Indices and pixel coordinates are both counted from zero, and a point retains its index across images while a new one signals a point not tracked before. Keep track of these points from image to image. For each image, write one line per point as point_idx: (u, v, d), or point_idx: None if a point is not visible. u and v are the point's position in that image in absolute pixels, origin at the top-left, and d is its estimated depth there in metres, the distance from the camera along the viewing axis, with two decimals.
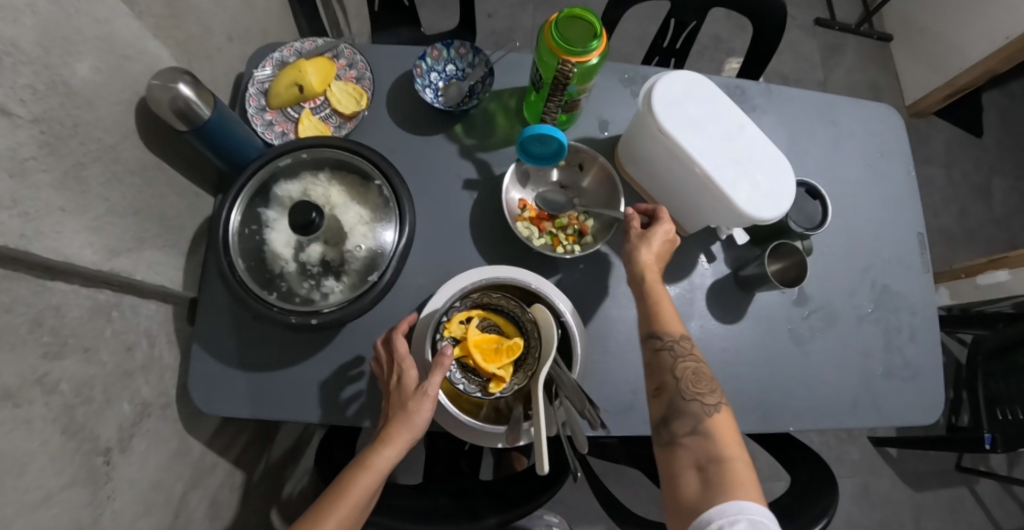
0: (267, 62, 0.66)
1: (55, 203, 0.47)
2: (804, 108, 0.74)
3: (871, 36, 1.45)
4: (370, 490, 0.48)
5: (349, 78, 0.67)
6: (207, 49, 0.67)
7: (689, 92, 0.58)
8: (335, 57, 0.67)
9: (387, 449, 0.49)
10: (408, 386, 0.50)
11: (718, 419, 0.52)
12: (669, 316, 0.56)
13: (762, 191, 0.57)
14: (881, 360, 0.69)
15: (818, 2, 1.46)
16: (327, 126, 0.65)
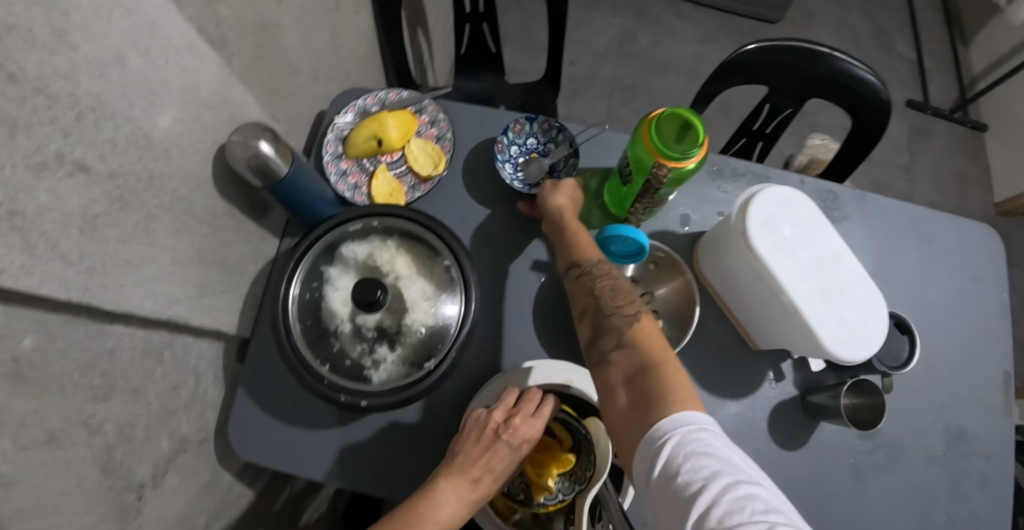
0: (348, 109, 0.64)
1: (122, 256, 0.46)
2: (899, 221, 0.68)
3: (964, 123, 1.34)
4: None
5: (429, 135, 0.64)
6: (291, 92, 0.66)
7: (785, 208, 0.53)
8: (417, 112, 0.65)
9: (466, 509, 0.44)
10: (519, 446, 0.45)
11: (646, 338, 0.46)
12: (588, 242, 0.55)
13: (854, 330, 0.52)
14: (946, 507, 0.63)
15: (907, 84, 1.39)
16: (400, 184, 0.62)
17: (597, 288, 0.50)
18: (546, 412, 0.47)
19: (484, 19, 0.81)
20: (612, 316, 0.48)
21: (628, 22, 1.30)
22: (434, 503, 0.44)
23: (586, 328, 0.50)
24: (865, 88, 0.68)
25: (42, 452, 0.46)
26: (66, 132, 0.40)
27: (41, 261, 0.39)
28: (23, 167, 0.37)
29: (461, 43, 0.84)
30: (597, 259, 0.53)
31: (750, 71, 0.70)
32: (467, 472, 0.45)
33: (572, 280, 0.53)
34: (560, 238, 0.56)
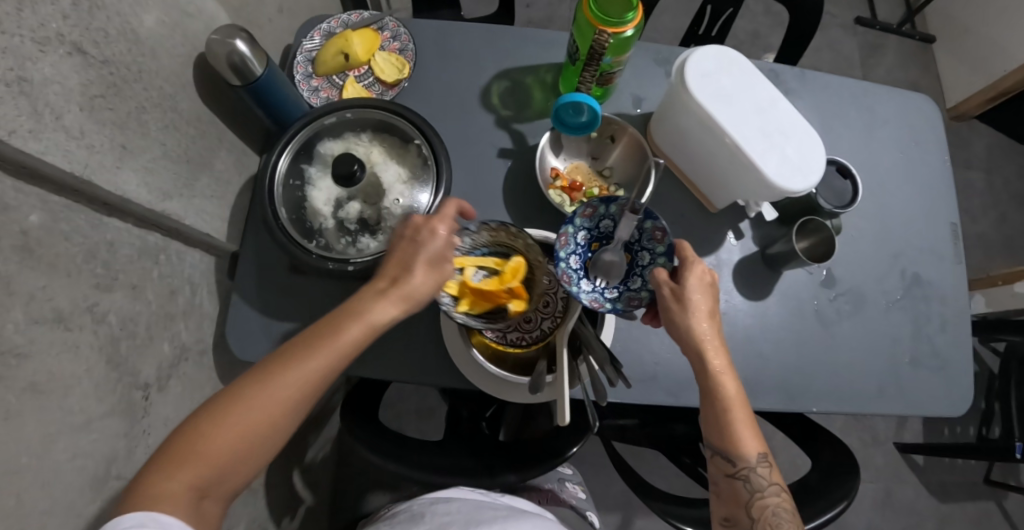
0: (314, 32, 0.69)
1: (118, 142, 0.50)
2: (838, 94, 0.74)
3: (913, 36, 1.42)
4: (360, 337, 0.47)
5: (392, 50, 0.70)
6: (261, 17, 0.70)
7: (722, 66, 0.59)
8: (380, 29, 0.70)
9: (392, 304, 0.48)
10: (433, 244, 0.50)
11: (788, 520, 0.51)
12: (748, 432, 0.52)
13: (794, 165, 0.57)
14: (909, 348, 0.68)
15: (856, 5, 1.44)
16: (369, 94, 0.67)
17: (754, 504, 0.51)
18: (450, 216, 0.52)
19: None
20: (717, 466, 0.54)
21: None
22: (360, 302, 0.48)
23: (726, 504, 0.53)
24: None
25: (51, 330, 0.48)
26: (64, 15, 0.44)
27: (47, 129, 0.43)
28: (29, 40, 0.41)
29: None
30: (757, 453, 0.52)
31: None
32: (390, 275, 0.49)
33: (704, 402, 0.53)
34: (714, 410, 0.52)
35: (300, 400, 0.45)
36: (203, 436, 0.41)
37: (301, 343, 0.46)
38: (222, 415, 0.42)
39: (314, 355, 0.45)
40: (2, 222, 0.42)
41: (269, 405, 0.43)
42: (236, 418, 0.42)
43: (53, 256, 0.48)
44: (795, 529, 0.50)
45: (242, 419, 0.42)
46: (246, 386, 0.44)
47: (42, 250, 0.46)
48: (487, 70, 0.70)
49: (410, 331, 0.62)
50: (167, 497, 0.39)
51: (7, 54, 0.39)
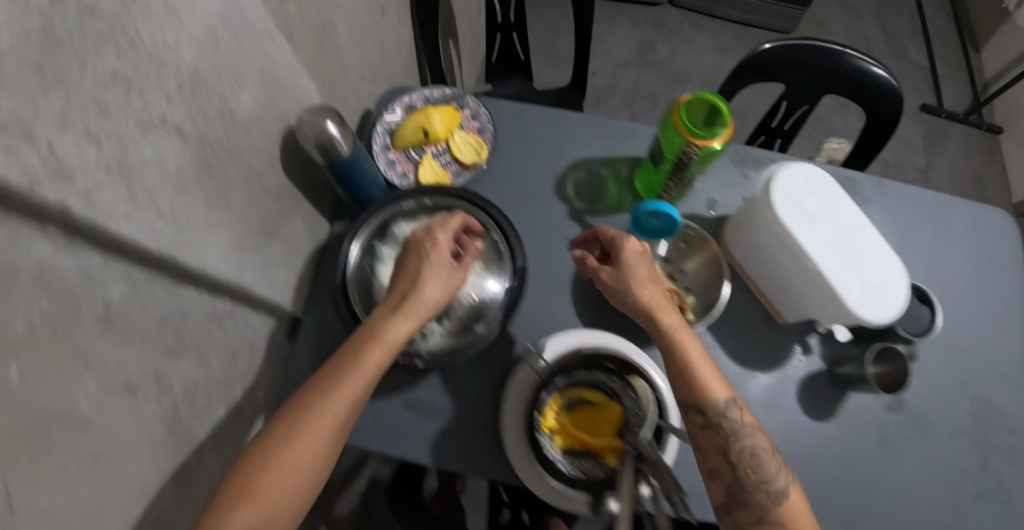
0: (396, 105, 0.71)
1: (204, 219, 0.51)
2: (915, 207, 0.72)
3: (979, 126, 1.37)
4: (383, 361, 0.48)
5: (472, 128, 0.71)
6: (344, 86, 0.72)
7: (809, 185, 0.58)
8: (461, 107, 0.72)
9: (409, 319, 0.50)
10: (441, 264, 0.53)
11: (768, 459, 0.50)
12: (721, 382, 0.52)
13: (875, 295, 0.56)
14: (976, 479, 0.64)
15: (921, 89, 1.41)
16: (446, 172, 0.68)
17: (733, 450, 0.50)
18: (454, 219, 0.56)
19: (515, 28, 0.90)
20: (721, 431, 0.50)
21: (648, 36, 1.36)
22: (379, 326, 0.49)
23: (708, 456, 0.51)
24: (878, 84, 0.76)
25: (119, 402, 0.48)
26: (168, 98, 0.45)
27: (142, 211, 0.43)
28: (132, 124, 0.42)
29: (494, 49, 0.94)
30: (727, 398, 0.52)
31: (770, 69, 0.77)
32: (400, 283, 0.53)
33: (670, 362, 0.53)
34: (690, 388, 0.52)
35: (345, 429, 0.46)
36: (260, 475, 0.42)
37: (336, 364, 0.48)
38: (269, 455, 0.43)
39: (343, 389, 0.46)
40: (83, 302, 0.42)
41: (309, 432, 0.44)
42: (281, 468, 0.43)
43: (130, 329, 0.48)
44: (781, 473, 0.49)
45: (284, 481, 0.43)
46: (288, 416, 0.45)
47: (120, 324, 0.46)
48: (562, 157, 0.70)
49: (466, 423, 0.59)
50: None
51: (112, 139, 0.40)
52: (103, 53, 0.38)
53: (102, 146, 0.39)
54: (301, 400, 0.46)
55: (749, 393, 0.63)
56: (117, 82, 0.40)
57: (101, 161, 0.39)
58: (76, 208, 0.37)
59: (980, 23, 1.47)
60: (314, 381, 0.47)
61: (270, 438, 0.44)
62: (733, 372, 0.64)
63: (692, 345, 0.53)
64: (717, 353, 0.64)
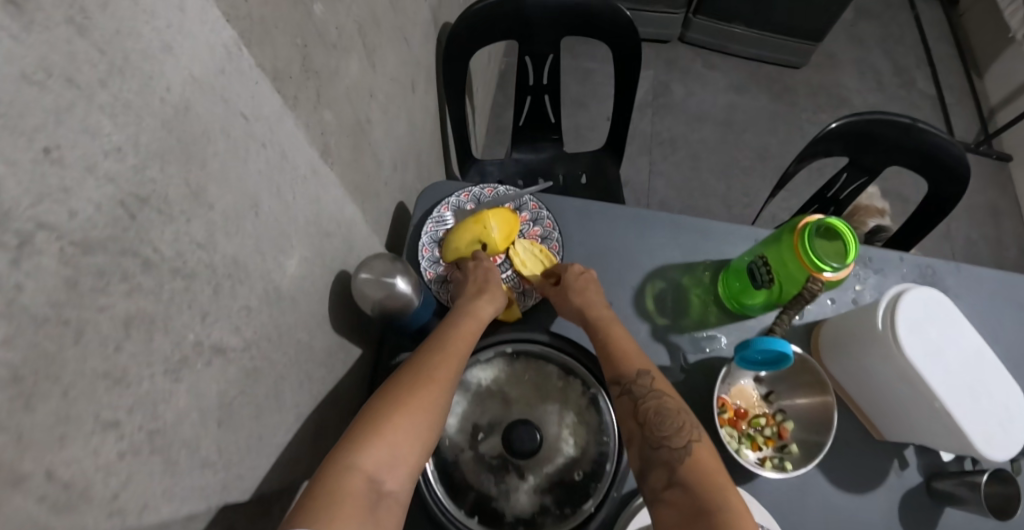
0: (444, 209, 0.63)
1: (254, 434, 0.39)
2: (993, 293, 0.68)
3: (990, 155, 1.41)
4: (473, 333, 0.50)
5: (531, 233, 0.64)
6: (385, 192, 0.61)
7: (932, 315, 0.52)
8: (518, 208, 0.64)
9: (485, 296, 0.53)
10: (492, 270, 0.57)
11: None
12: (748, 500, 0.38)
13: (1004, 434, 0.51)
14: None
15: (931, 120, 1.44)
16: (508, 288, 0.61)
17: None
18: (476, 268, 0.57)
19: (547, 89, 0.82)
20: (665, 512, 0.40)
21: (662, 78, 1.46)
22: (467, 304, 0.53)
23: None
24: (951, 159, 0.72)
25: None
26: (204, 313, 0.33)
27: (183, 479, 0.32)
28: (160, 373, 0.30)
29: (522, 113, 0.85)
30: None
31: (828, 150, 0.76)
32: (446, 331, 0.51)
33: (646, 448, 0.44)
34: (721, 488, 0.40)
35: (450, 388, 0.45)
36: (384, 428, 0.39)
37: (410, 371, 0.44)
38: (352, 456, 0.37)
39: (448, 347, 0.47)
40: None
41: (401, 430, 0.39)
42: (403, 416, 0.40)
43: None
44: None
45: (404, 421, 0.40)
46: (372, 412, 0.40)
47: None
48: (637, 266, 0.63)
49: None
50: (358, 490, 0.35)
51: (137, 408, 0.28)
52: (108, 296, 0.26)
53: (125, 428, 0.27)
54: (403, 373, 0.44)
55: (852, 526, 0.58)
56: (133, 329, 0.28)
57: (126, 448, 0.27)
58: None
59: (982, 49, 1.54)
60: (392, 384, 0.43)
61: (368, 416, 0.40)
62: (845, 507, 0.58)
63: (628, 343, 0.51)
64: (825, 487, 0.59)
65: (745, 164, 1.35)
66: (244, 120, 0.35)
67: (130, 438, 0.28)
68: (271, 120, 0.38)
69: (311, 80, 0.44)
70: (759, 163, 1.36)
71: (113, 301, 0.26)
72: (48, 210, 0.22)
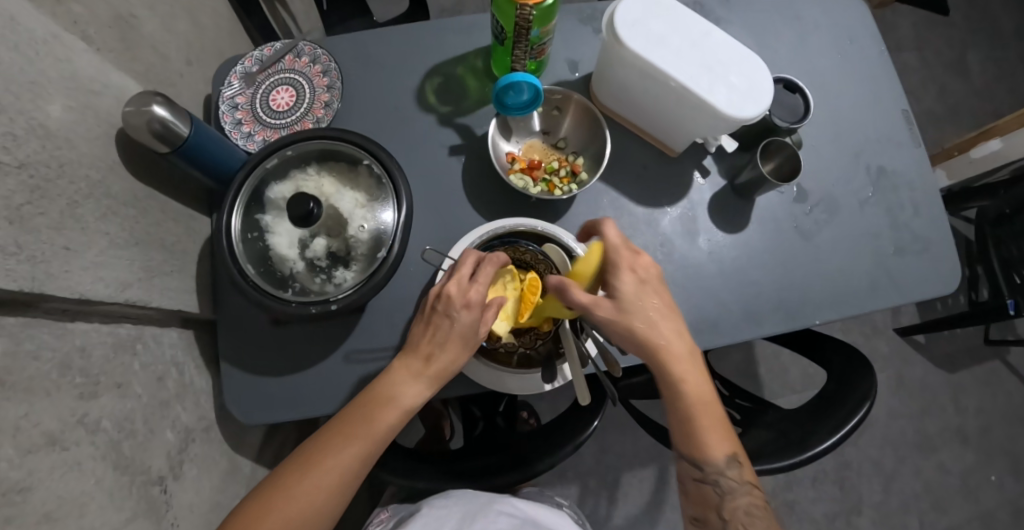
0: (231, 77, 0.66)
1: (59, 243, 0.47)
2: (766, 12, 0.75)
3: None
4: (400, 419, 0.51)
5: (316, 72, 0.67)
6: (171, 74, 0.67)
7: (650, 11, 0.57)
8: (297, 56, 0.67)
9: (452, 350, 0.51)
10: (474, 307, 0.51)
11: (759, 518, 0.52)
12: (715, 435, 0.53)
13: (740, 96, 0.57)
14: (890, 237, 0.70)
15: None
16: (305, 124, 0.65)
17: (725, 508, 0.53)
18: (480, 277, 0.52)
19: None
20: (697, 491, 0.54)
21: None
22: (424, 357, 0.52)
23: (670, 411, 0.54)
24: None
25: (48, 455, 0.46)
26: None
27: None
28: None
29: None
30: (726, 457, 0.53)
31: None
32: (415, 359, 0.52)
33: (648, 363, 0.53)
34: (664, 381, 0.53)
35: (372, 458, 0.51)
36: (292, 493, 0.47)
37: (353, 420, 0.51)
38: (267, 505, 0.47)
39: (380, 422, 0.50)
40: None
41: (324, 484, 0.48)
42: (324, 479, 0.48)
43: (25, 380, 0.45)
44: (754, 505, 0.52)
45: (318, 487, 0.48)
46: (321, 436, 0.50)
47: (14, 377, 0.43)
48: (415, 69, 0.67)
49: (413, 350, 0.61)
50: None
51: None
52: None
53: None
54: (335, 429, 0.51)
55: (664, 229, 0.65)
56: None
57: None
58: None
59: None
60: (335, 427, 0.51)
61: (289, 470, 0.49)
62: (642, 214, 0.65)
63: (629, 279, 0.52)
64: (621, 202, 0.65)
65: None
66: None
67: None
68: None
69: None
70: None
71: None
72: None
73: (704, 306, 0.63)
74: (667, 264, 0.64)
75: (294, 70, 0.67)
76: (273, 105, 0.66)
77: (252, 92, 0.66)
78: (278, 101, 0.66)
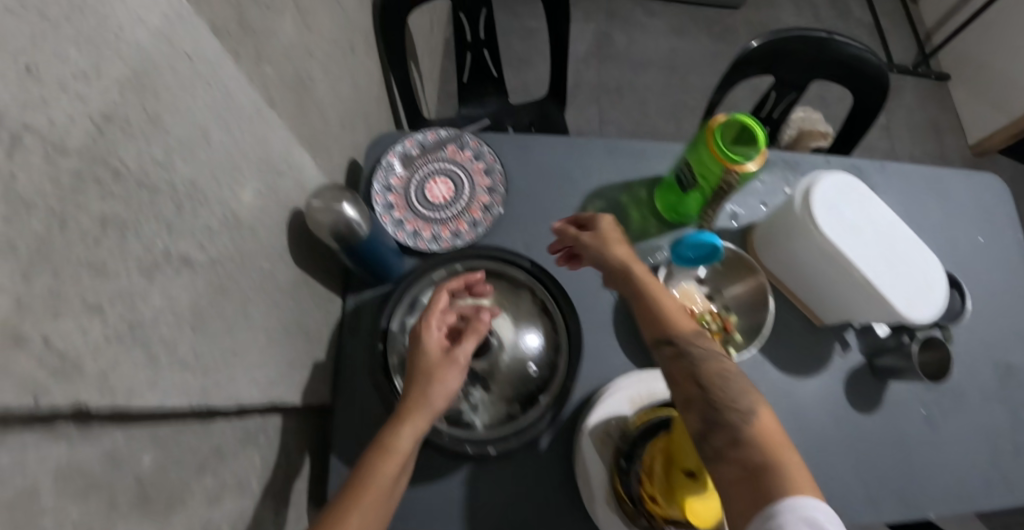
0: (391, 157, 0.64)
1: (229, 345, 0.43)
2: (917, 185, 0.75)
3: (929, 75, 1.49)
4: (398, 470, 0.45)
5: (478, 168, 0.65)
6: (331, 143, 0.65)
7: (845, 196, 0.57)
8: (460, 147, 0.66)
9: (435, 383, 0.47)
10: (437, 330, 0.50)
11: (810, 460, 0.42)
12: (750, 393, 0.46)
13: (921, 299, 0.57)
14: (1010, 436, 0.69)
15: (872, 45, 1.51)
16: (462, 223, 0.63)
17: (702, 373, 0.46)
18: (443, 304, 0.52)
19: (485, 43, 0.82)
20: (710, 453, 0.43)
21: (604, 29, 1.43)
22: (410, 398, 0.47)
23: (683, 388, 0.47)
24: (872, 71, 0.77)
25: None
26: (168, 226, 0.36)
27: (167, 370, 0.36)
28: (136, 273, 0.33)
29: (464, 68, 0.85)
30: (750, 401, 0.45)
31: (768, 61, 0.77)
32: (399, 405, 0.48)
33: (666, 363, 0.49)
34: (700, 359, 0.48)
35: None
36: None
37: (348, 481, 0.43)
38: None
39: (375, 472, 0.43)
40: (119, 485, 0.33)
41: None
42: None
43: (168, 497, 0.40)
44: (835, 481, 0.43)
45: None
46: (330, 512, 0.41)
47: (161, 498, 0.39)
48: (580, 188, 0.66)
49: (539, 492, 0.56)
50: None
51: (116, 299, 0.32)
52: (86, 198, 0.29)
53: (109, 315, 0.31)
54: (333, 503, 0.42)
55: (800, 400, 0.65)
56: (108, 231, 0.31)
57: (111, 332, 0.31)
58: (97, 402, 0.29)
59: None
60: (331, 503, 0.42)
61: None
62: (781, 382, 0.65)
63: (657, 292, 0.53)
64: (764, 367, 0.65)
65: (691, 106, 1.37)
66: (188, 60, 0.38)
67: (114, 326, 0.31)
68: (212, 61, 0.41)
69: (250, 34, 0.48)
70: (704, 102, 1.38)
71: (90, 203, 0.30)
72: (31, 114, 0.25)
73: (831, 485, 0.63)
74: (802, 438, 0.63)
75: (455, 162, 0.65)
76: (429, 195, 0.64)
77: (407, 176, 0.64)
78: (434, 191, 0.64)
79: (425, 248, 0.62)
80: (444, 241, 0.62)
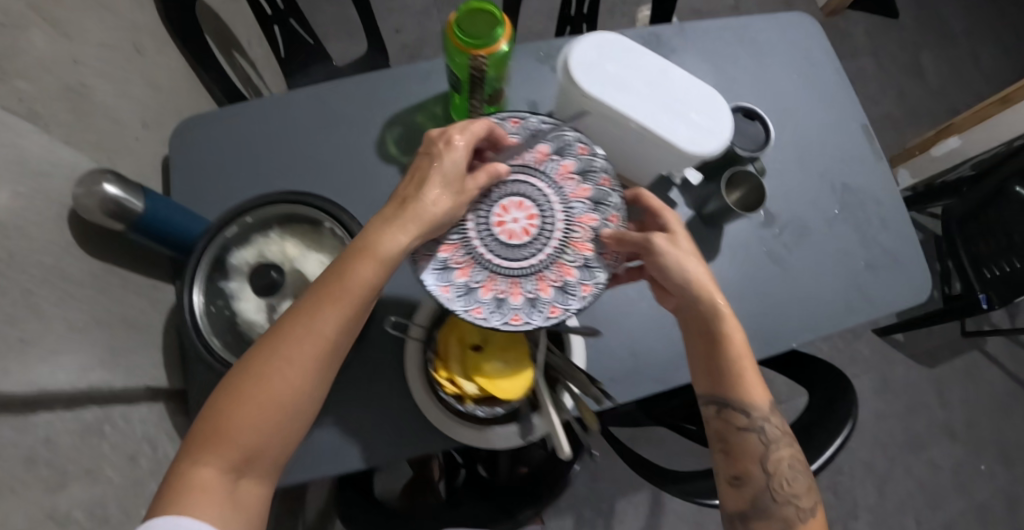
0: (511, 119, 0.55)
1: (16, 335, 0.45)
2: (721, 38, 0.76)
3: None
4: (359, 306, 0.45)
5: (564, 171, 0.54)
6: (128, 140, 0.67)
7: (606, 54, 0.58)
8: (500, 129, 0.55)
9: (401, 228, 0.45)
10: (439, 159, 0.49)
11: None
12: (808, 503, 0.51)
13: (699, 132, 0.57)
14: (861, 253, 0.70)
15: None
16: (569, 270, 0.50)
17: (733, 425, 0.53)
18: (481, 130, 0.50)
19: (288, 13, 0.84)
20: (720, 426, 0.53)
21: None
22: (365, 240, 0.45)
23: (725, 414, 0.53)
24: None
25: None
26: None
27: None
28: None
29: (278, 44, 0.87)
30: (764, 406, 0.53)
31: None
32: (395, 211, 0.47)
33: (716, 385, 0.53)
34: (714, 365, 0.53)
35: (314, 380, 0.43)
36: (233, 416, 0.40)
37: (286, 327, 0.43)
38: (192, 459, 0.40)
39: (313, 321, 0.43)
40: None
41: (253, 416, 0.41)
42: (254, 402, 0.41)
43: None
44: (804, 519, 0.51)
45: (247, 416, 0.41)
46: (262, 343, 0.43)
47: None
48: (373, 123, 0.69)
49: (390, 409, 0.59)
50: (209, 483, 0.39)
51: None
52: None
53: None
54: (271, 340, 0.43)
55: None
56: None
57: None
58: None
59: None
60: (266, 341, 0.43)
61: (213, 413, 0.41)
62: None
63: (685, 264, 0.52)
64: None
65: None
66: None
67: None
68: None
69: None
70: None
71: None
72: None
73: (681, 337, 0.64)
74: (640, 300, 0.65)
75: (533, 171, 0.53)
76: (505, 236, 0.50)
77: (533, 182, 0.53)
78: (509, 229, 0.51)
79: (520, 323, 0.46)
80: (510, 314, 0.47)
